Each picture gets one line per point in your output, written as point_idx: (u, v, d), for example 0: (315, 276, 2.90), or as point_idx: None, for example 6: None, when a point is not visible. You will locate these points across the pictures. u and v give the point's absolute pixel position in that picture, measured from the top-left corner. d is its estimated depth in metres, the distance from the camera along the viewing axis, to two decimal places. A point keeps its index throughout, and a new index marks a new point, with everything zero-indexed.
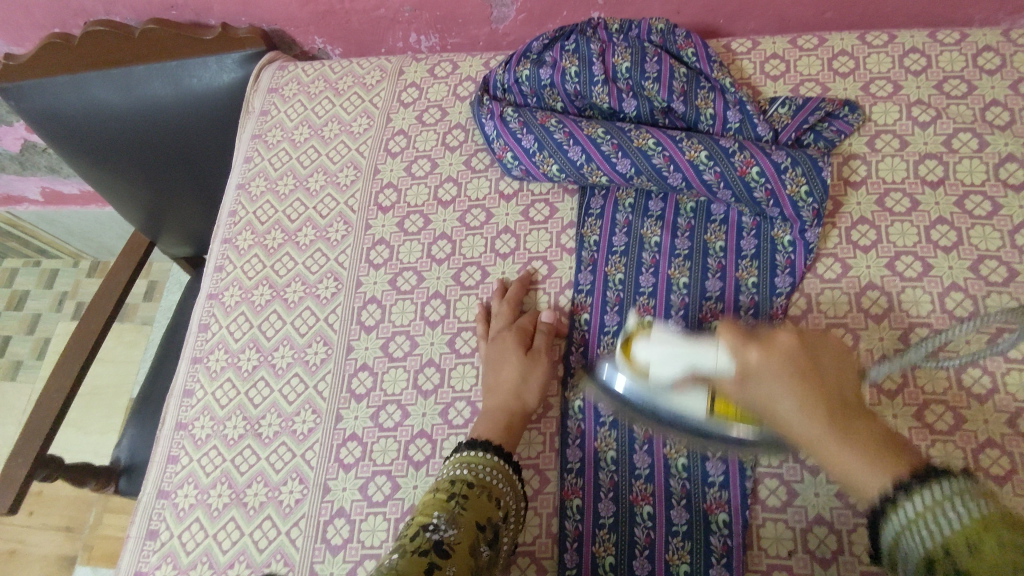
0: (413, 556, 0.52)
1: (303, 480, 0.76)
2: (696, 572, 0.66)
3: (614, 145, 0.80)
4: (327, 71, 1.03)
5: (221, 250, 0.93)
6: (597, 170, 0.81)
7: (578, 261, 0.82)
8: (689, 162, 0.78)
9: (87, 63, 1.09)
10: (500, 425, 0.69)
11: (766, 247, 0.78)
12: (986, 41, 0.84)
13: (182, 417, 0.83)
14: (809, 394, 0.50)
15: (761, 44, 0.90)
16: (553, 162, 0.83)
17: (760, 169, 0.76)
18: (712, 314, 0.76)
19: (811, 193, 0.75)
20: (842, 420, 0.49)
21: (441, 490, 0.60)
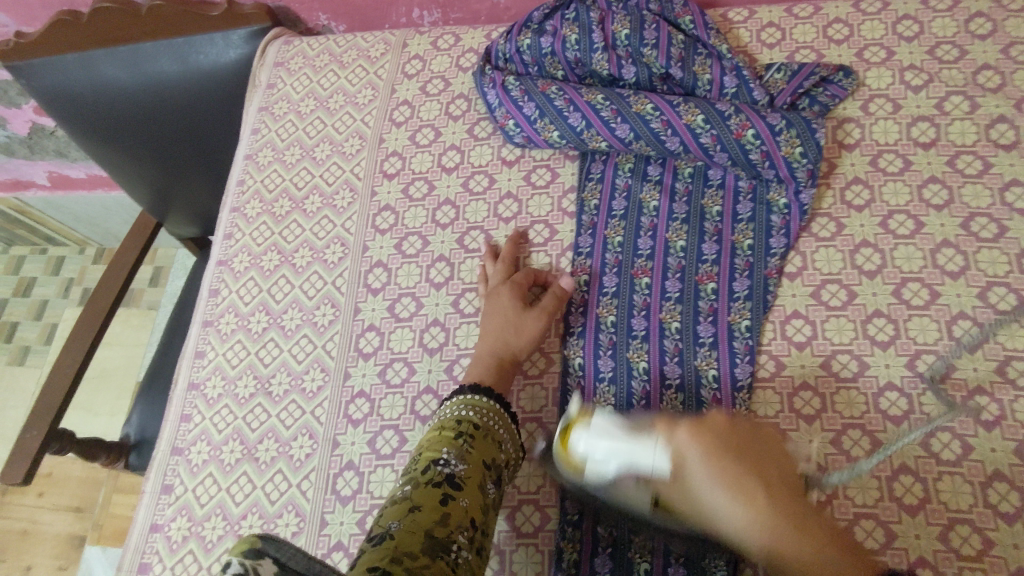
0: (426, 487, 0.55)
1: (313, 435, 0.78)
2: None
3: (613, 110, 0.82)
4: (332, 45, 1.05)
5: (230, 219, 0.95)
6: (597, 136, 0.83)
7: (578, 224, 0.84)
8: (686, 127, 0.80)
9: (96, 41, 1.11)
10: (490, 367, 0.72)
11: (761, 210, 0.80)
12: (978, 8, 0.86)
13: (195, 378, 0.85)
14: (747, 483, 0.51)
15: (758, 13, 0.92)
16: (554, 128, 0.84)
17: (755, 132, 0.78)
18: (708, 276, 0.78)
19: (805, 155, 0.77)
20: (795, 518, 0.50)
21: (448, 429, 0.62)
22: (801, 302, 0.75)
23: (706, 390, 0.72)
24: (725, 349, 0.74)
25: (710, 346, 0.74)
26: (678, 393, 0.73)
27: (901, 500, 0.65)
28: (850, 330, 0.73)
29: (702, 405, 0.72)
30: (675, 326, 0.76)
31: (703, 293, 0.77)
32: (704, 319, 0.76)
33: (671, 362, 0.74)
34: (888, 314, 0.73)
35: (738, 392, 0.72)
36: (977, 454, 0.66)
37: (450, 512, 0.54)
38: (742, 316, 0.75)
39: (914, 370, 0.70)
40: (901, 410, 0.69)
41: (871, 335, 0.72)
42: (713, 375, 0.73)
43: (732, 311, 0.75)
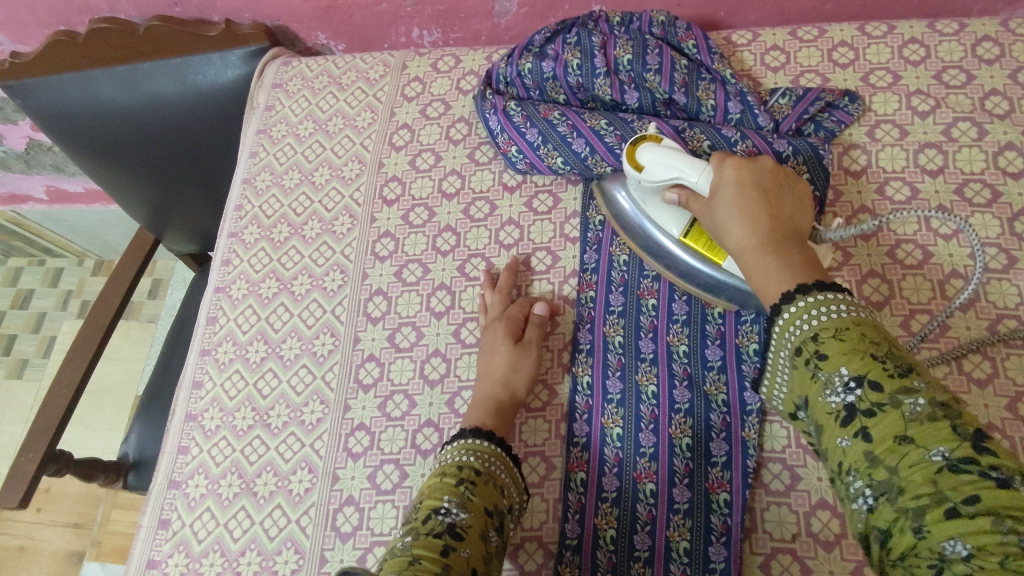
0: (428, 539, 0.54)
1: (312, 469, 0.77)
2: (696, 550, 0.67)
3: (617, 137, 0.81)
4: (331, 66, 1.04)
5: (228, 244, 0.94)
6: (601, 162, 0.82)
7: (583, 244, 0.83)
8: (692, 151, 0.79)
9: (91, 60, 1.10)
10: (490, 410, 0.71)
11: None
12: (985, 32, 0.85)
13: (192, 408, 0.84)
14: (758, 210, 0.61)
15: (762, 35, 0.91)
16: (557, 155, 0.83)
17: (761, 158, 0.77)
18: None
19: (813, 181, 0.77)
20: (776, 240, 0.59)
21: (449, 475, 0.62)
22: None
23: (715, 414, 0.72)
24: (734, 372, 0.73)
25: (718, 371, 0.73)
26: (686, 418, 0.72)
27: None
28: None
29: (711, 430, 0.71)
30: (683, 350, 0.75)
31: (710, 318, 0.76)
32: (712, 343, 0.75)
33: (681, 386, 0.73)
34: (896, 347, 0.72)
35: (747, 416, 0.71)
36: None
37: (451, 564, 0.53)
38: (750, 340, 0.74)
39: None
40: None
41: None
42: (722, 400, 0.72)
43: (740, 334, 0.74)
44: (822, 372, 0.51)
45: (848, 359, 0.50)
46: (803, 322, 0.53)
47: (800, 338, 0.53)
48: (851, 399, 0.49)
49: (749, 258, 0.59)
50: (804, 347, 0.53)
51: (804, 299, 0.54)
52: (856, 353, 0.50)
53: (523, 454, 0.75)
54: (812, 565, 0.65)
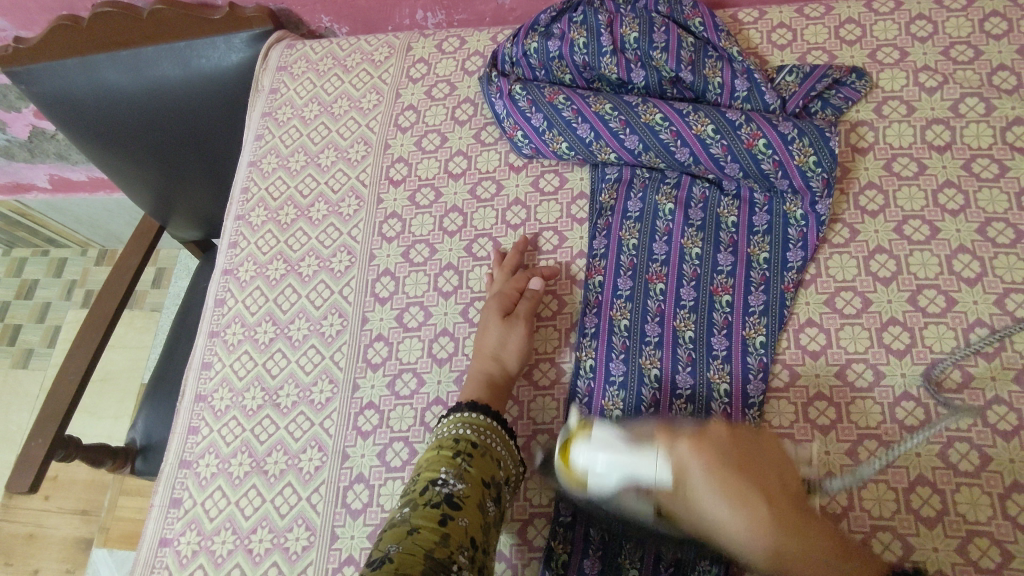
0: (426, 509, 0.55)
1: (322, 448, 0.78)
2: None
3: (621, 121, 0.81)
4: (335, 48, 1.03)
5: (235, 226, 0.94)
6: (606, 147, 0.82)
7: (592, 229, 0.82)
8: (696, 138, 0.79)
9: (95, 45, 1.10)
10: (483, 385, 0.72)
11: (778, 221, 0.78)
12: (993, 7, 0.84)
13: (202, 389, 0.84)
14: (746, 494, 0.50)
15: (768, 13, 0.91)
16: (562, 140, 0.84)
17: (767, 141, 0.77)
18: (723, 288, 0.77)
19: (819, 163, 0.76)
20: (782, 518, 0.50)
21: (446, 448, 0.62)
22: (815, 310, 0.74)
23: (716, 403, 0.72)
24: (739, 363, 0.73)
25: (723, 359, 0.73)
26: (688, 403, 0.72)
27: (918, 512, 0.64)
28: (865, 339, 0.72)
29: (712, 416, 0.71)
30: (689, 335, 0.75)
31: (718, 305, 0.76)
32: (719, 332, 0.75)
33: (684, 371, 0.73)
34: (904, 322, 0.72)
35: (748, 409, 0.71)
36: (995, 465, 0.65)
37: (450, 533, 0.54)
38: (757, 332, 0.74)
39: (930, 378, 0.69)
40: (917, 420, 0.68)
41: (887, 343, 0.72)
42: (725, 389, 0.72)
43: (746, 325, 0.75)
44: None
45: None
46: None
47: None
48: None
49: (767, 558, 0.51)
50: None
51: None
52: None
53: (529, 434, 0.75)
54: None
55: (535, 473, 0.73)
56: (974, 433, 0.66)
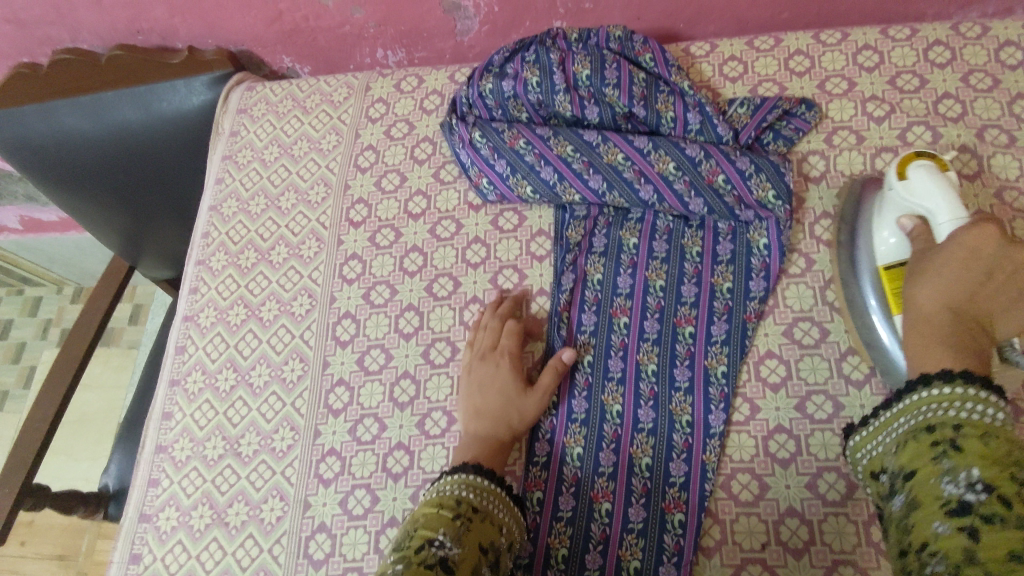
0: (418, 569, 0.54)
1: (284, 497, 0.77)
2: (646, 569, 0.68)
3: (584, 163, 0.82)
4: (295, 89, 1.04)
5: (196, 272, 0.94)
6: (570, 188, 0.82)
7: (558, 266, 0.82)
8: (659, 176, 0.80)
9: (55, 91, 1.08)
10: (490, 450, 0.71)
11: (742, 250, 0.79)
12: (936, 36, 0.86)
13: (162, 440, 0.83)
14: (980, 272, 0.62)
15: (720, 46, 0.92)
16: (526, 184, 0.84)
17: (725, 176, 0.79)
18: (687, 319, 0.76)
19: (778, 197, 0.77)
20: (959, 329, 0.61)
21: (446, 508, 0.61)
22: (773, 342, 0.75)
23: (677, 435, 0.72)
24: (701, 394, 0.73)
25: (685, 391, 0.73)
26: (648, 438, 0.72)
27: (879, 545, 0.65)
28: (824, 370, 0.73)
29: (672, 450, 0.71)
30: (652, 368, 0.75)
31: (681, 337, 0.76)
32: (681, 363, 0.75)
33: (646, 406, 0.73)
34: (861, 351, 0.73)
35: (709, 439, 0.71)
36: None
37: None
38: (719, 361, 0.74)
39: None
40: None
41: (845, 373, 0.72)
42: (687, 420, 0.72)
43: (708, 355, 0.75)
44: (947, 461, 0.50)
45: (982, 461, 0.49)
46: (927, 408, 0.55)
47: (936, 419, 0.54)
48: (970, 497, 0.47)
49: (923, 324, 0.62)
50: (940, 428, 0.53)
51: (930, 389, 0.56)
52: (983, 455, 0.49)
53: None
54: (782, 574, 0.66)
55: None
56: None
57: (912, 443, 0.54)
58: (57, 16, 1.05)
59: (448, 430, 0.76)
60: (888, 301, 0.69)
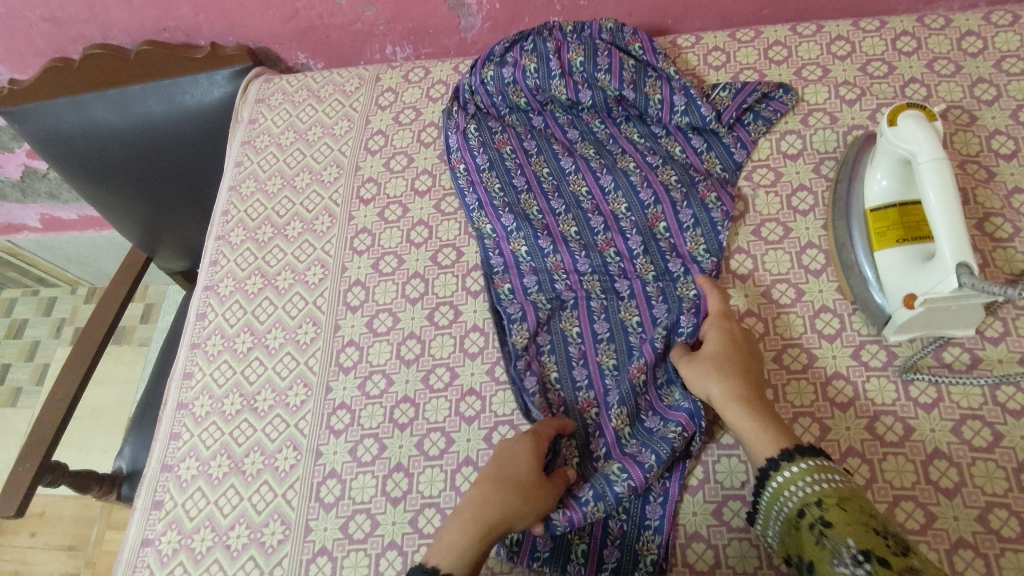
0: None
1: (297, 447, 0.82)
2: (634, 508, 0.73)
3: (553, 185, 0.91)
4: (310, 81, 1.11)
5: (216, 247, 1.00)
6: (533, 200, 0.90)
7: (496, 297, 0.85)
8: (611, 212, 0.88)
9: (88, 84, 1.17)
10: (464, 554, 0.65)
11: (674, 306, 0.80)
12: (903, 27, 0.93)
13: (183, 398, 0.89)
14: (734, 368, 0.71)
15: (704, 38, 0.99)
16: (497, 181, 0.91)
17: (666, 224, 0.85)
18: (633, 311, 0.81)
19: (707, 251, 0.83)
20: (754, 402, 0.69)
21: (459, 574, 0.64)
22: (754, 302, 0.81)
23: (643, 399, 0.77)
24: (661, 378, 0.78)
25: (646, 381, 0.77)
26: (621, 409, 0.76)
27: None
28: (799, 326, 0.78)
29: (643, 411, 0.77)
30: (612, 364, 0.79)
31: (630, 328, 0.81)
32: (638, 356, 0.79)
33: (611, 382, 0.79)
34: (834, 308, 0.79)
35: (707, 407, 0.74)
36: (917, 434, 0.70)
37: None
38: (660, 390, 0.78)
39: (858, 359, 0.75)
40: (847, 397, 0.74)
41: (819, 329, 0.78)
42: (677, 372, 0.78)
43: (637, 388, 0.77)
44: (829, 540, 0.56)
45: (854, 530, 0.55)
46: (800, 487, 0.61)
47: (801, 501, 0.61)
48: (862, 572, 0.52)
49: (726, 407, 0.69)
50: (809, 509, 0.59)
51: (793, 465, 0.63)
52: (853, 521, 0.56)
53: (492, 425, 0.79)
54: None
55: None
56: (898, 406, 0.72)
57: (796, 534, 0.60)
58: (90, 14, 1.13)
59: (451, 384, 0.82)
60: (869, 238, 0.76)
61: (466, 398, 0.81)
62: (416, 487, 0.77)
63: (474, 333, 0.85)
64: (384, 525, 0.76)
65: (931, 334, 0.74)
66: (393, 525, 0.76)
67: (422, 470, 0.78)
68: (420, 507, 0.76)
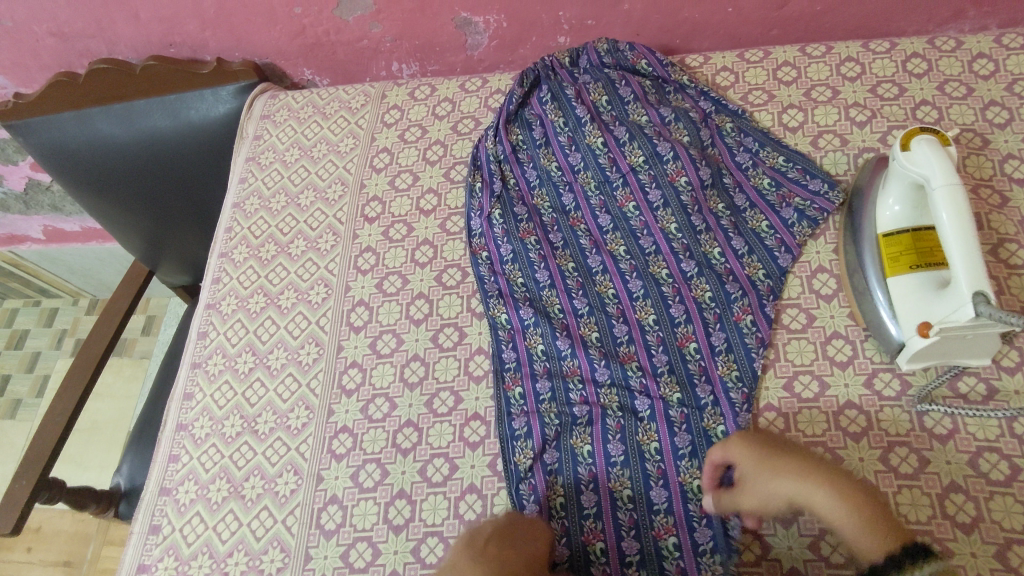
0: None
1: (297, 471, 0.80)
2: (641, 520, 0.72)
3: (577, 281, 0.85)
4: (315, 97, 1.11)
5: (218, 264, 0.99)
6: (555, 299, 0.85)
7: (506, 402, 0.79)
8: (609, 252, 0.87)
9: (92, 99, 1.17)
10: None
11: (720, 390, 0.76)
12: (914, 49, 0.92)
13: (183, 419, 0.87)
14: (802, 468, 0.62)
15: (713, 58, 0.99)
16: (520, 275, 0.87)
17: (711, 294, 0.81)
18: (670, 389, 0.77)
19: (755, 323, 0.78)
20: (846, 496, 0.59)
21: None
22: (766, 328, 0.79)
23: (650, 463, 0.74)
24: (705, 455, 0.73)
25: (689, 456, 0.74)
26: (623, 470, 0.74)
27: None
28: (811, 352, 0.77)
29: (648, 478, 0.73)
30: (654, 448, 0.75)
31: (671, 404, 0.76)
32: (679, 429, 0.75)
33: (614, 440, 0.75)
34: (846, 335, 0.77)
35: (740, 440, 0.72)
36: (932, 467, 0.69)
37: None
38: (693, 476, 0.73)
39: (871, 387, 0.74)
40: (860, 427, 0.72)
41: (831, 356, 0.76)
42: (721, 430, 0.74)
43: (681, 470, 0.73)
44: None
45: None
46: None
47: None
48: None
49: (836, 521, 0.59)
50: None
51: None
52: None
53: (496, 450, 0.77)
54: (773, 543, 0.69)
55: (501, 488, 0.75)
56: (912, 437, 0.71)
57: None
58: (96, 29, 1.13)
59: (455, 408, 0.81)
60: (882, 264, 0.75)
61: (470, 423, 0.79)
62: (418, 514, 0.75)
63: (479, 356, 0.83)
64: (385, 554, 0.74)
65: (945, 363, 0.72)
66: (395, 554, 0.74)
67: (425, 496, 0.76)
68: (423, 535, 0.74)
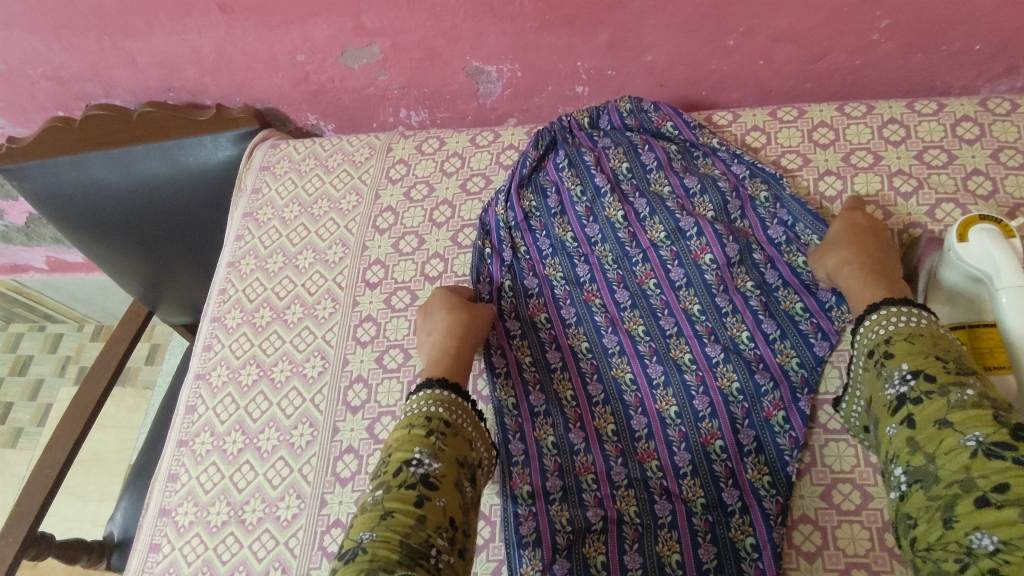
0: (401, 490, 0.58)
1: (286, 569, 0.74)
2: None
3: (592, 364, 0.79)
4: (318, 148, 1.05)
5: (211, 329, 0.93)
6: (567, 380, 0.78)
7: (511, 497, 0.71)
8: (627, 332, 0.80)
9: (89, 143, 1.12)
10: None
11: (748, 492, 0.70)
12: (964, 111, 0.84)
13: (166, 503, 0.82)
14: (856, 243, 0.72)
15: (742, 116, 0.91)
16: (528, 351, 0.81)
17: (739, 385, 0.74)
18: (694, 492, 0.71)
19: (788, 421, 0.71)
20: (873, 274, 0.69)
21: (416, 427, 0.64)
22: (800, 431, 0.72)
23: None
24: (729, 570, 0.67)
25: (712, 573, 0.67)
26: None
27: None
28: (851, 458, 0.70)
29: None
30: (676, 561, 0.68)
31: (693, 509, 0.70)
32: (704, 540, 0.69)
33: (631, 551, 0.68)
34: None
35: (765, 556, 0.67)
36: None
37: (427, 513, 0.57)
38: None
39: None
40: None
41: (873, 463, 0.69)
42: (750, 544, 0.68)
43: None
44: (887, 369, 0.59)
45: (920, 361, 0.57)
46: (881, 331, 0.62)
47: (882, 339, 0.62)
48: (905, 389, 0.57)
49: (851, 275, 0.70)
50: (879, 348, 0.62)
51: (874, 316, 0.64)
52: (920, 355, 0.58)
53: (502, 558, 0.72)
54: None
55: None
56: None
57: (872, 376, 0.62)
58: (92, 73, 1.08)
59: None
60: None
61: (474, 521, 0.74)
62: None
63: None
64: None
65: None
66: None
67: None
68: None
